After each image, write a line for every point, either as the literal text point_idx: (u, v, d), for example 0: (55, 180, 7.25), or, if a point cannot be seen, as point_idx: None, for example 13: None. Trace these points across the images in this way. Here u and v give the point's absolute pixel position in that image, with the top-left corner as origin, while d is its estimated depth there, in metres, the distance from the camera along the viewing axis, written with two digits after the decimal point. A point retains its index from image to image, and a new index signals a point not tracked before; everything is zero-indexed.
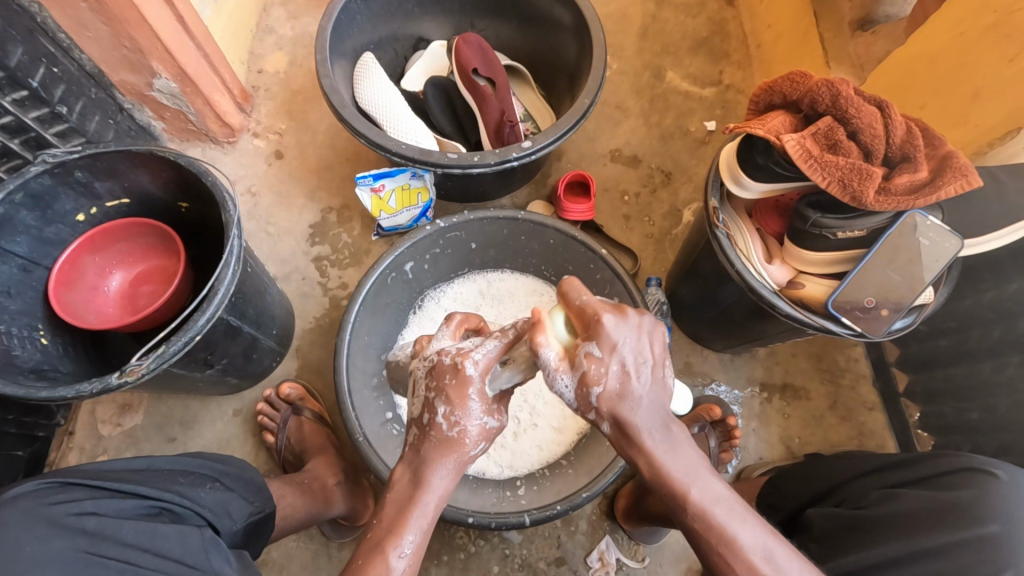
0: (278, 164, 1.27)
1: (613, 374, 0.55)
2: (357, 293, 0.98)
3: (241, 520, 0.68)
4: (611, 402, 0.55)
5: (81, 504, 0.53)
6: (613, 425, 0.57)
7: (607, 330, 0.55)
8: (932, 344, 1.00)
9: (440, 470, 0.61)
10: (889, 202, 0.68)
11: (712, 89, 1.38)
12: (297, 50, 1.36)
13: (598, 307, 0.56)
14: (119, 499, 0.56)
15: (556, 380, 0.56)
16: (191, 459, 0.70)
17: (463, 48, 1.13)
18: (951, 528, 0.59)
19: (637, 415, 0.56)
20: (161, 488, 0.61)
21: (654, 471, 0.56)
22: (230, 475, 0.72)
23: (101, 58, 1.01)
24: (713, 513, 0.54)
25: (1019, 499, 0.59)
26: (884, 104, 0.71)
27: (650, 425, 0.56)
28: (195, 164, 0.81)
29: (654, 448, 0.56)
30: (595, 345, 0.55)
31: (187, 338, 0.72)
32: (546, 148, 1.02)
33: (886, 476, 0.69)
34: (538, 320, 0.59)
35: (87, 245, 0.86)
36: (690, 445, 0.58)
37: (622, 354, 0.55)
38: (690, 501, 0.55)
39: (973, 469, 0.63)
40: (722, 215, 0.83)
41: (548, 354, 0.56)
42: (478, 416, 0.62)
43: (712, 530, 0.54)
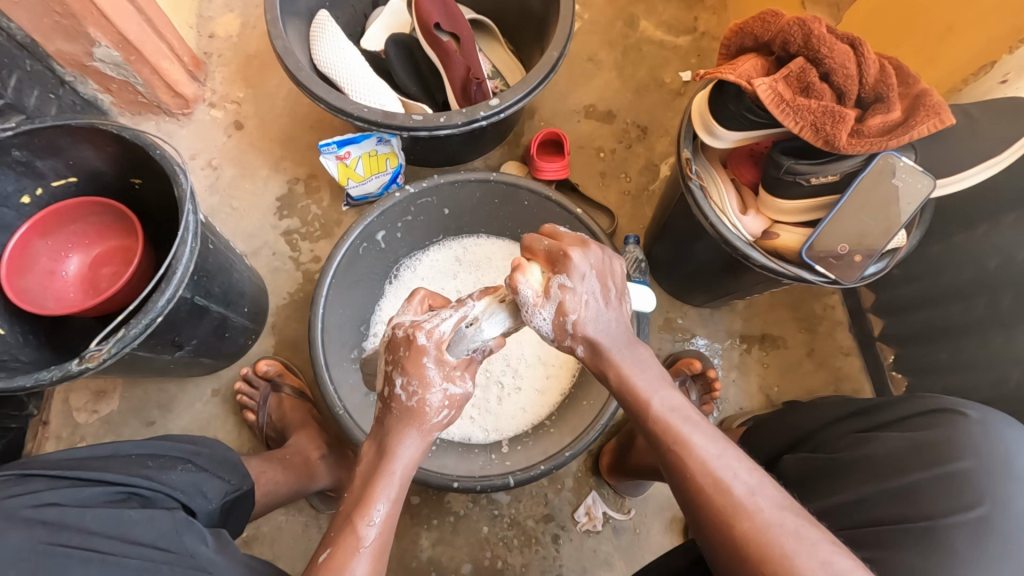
0: (238, 135, 1.21)
1: (585, 301, 0.59)
2: (328, 265, 0.95)
3: (217, 499, 0.68)
4: (585, 328, 0.59)
5: (39, 495, 0.52)
6: (587, 349, 0.61)
7: (575, 262, 0.59)
8: (907, 287, 1.00)
9: (408, 432, 0.61)
10: (861, 145, 0.67)
11: (687, 37, 1.33)
12: (249, 11, 1.28)
13: (563, 245, 0.61)
14: (80, 487, 0.55)
15: (533, 315, 0.59)
16: (161, 442, 0.69)
17: (423, 1, 1.07)
18: (924, 467, 0.60)
19: (605, 334, 0.60)
20: (126, 474, 0.59)
21: (622, 384, 0.60)
22: (203, 456, 0.71)
23: (31, 25, 0.94)
24: (669, 415, 0.56)
25: (989, 436, 0.61)
26: (857, 42, 0.68)
27: (618, 339, 0.61)
28: (140, 136, 0.76)
29: (622, 363, 0.60)
30: (566, 276, 0.59)
31: (148, 320, 0.70)
32: (515, 105, 0.99)
33: (858, 422, 0.70)
34: (517, 266, 0.61)
35: (37, 228, 0.82)
36: (653, 362, 0.61)
37: (590, 283, 0.60)
38: (649, 407, 0.57)
39: (942, 410, 0.65)
40: (696, 167, 0.81)
41: (527, 291, 0.59)
42: (436, 386, 0.62)
43: (670, 431, 0.55)
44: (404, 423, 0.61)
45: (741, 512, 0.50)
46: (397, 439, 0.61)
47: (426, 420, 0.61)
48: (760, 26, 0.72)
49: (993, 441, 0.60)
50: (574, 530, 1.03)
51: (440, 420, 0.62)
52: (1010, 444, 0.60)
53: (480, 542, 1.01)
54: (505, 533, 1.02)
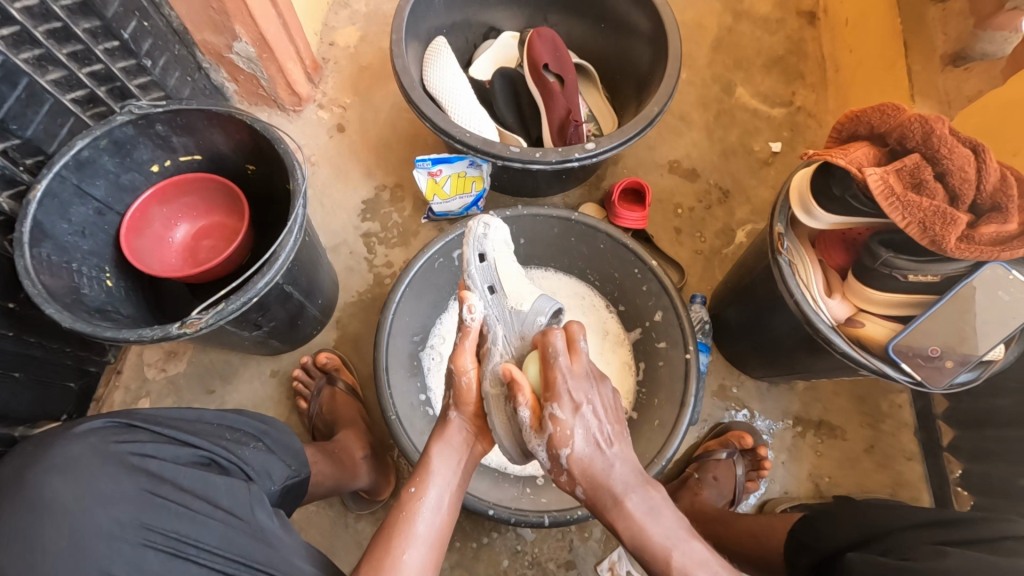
0: (340, 137, 1.29)
1: (577, 426, 0.66)
2: (405, 274, 1.00)
3: (280, 481, 0.70)
4: (582, 463, 0.66)
5: (142, 446, 0.57)
6: (585, 488, 0.66)
7: (566, 389, 0.66)
8: (989, 401, 0.96)
9: (443, 436, 0.73)
10: (970, 251, 0.65)
11: (782, 110, 1.34)
12: (370, 27, 1.38)
13: (560, 359, 0.68)
14: (174, 446, 0.59)
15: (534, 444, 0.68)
16: (239, 416, 0.72)
17: (536, 42, 1.12)
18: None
19: (610, 471, 0.65)
20: (211, 441, 0.63)
21: (635, 538, 0.62)
22: (273, 436, 0.74)
23: (188, 16, 1.04)
24: (691, 571, 0.59)
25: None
26: (980, 148, 0.67)
27: (628, 485, 0.64)
28: (269, 130, 0.83)
29: (634, 511, 0.63)
30: (557, 407, 0.66)
31: (245, 299, 0.74)
32: (609, 152, 1.01)
33: (939, 534, 0.65)
34: (509, 377, 0.68)
35: (158, 195, 0.89)
36: (667, 507, 0.64)
37: (584, 410, 0.66)
38: (670, 560, 0.60)
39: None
40: (787, 242, 0.81)
41: (524, 414, 0.68)
42: (467, 359, 0.74)
43: (659, 559, 0.61)
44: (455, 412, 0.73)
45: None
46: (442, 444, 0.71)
47: (457, 405, 0.74)
48: (878, 117, 0.72)
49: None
50: None
51: (474, 399, 0.74)
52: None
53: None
54: (524, 571, 1.00)
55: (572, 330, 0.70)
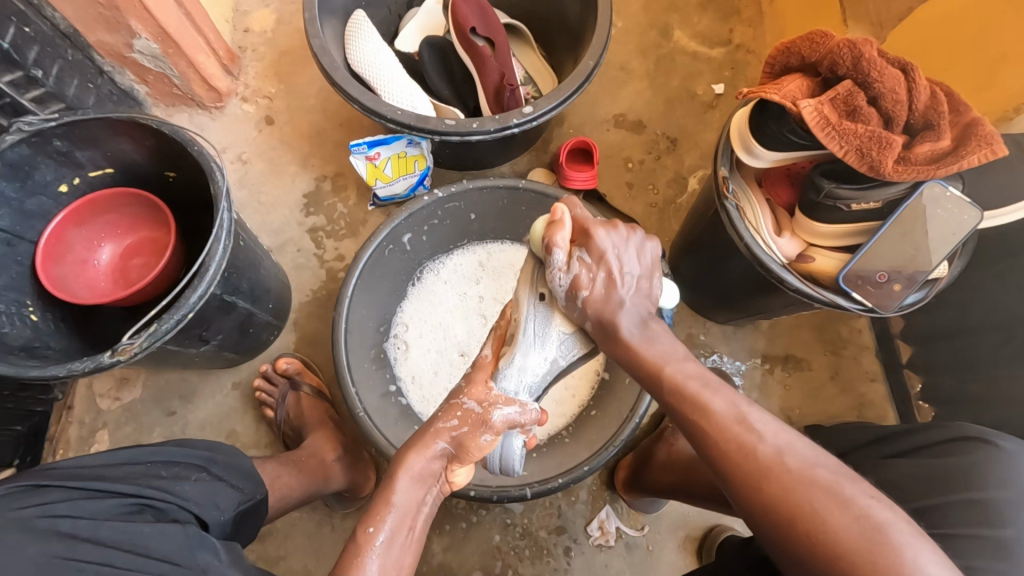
0: (269, 130, 1.22)
1: (599, 285, 0.65)
2: (354, 266, 0.96)
3: (230, 509, 0.69)
4: (596, 305, 0.65)
5: (55, 507, 0.53)
6: (594, 325, 0.66)
7: (598, 240, 0.65)
8: (940, 315, 0.99)
9: (420, 461, 0.59)
10: (908, 172, 0.65)
11: (721, 49, 1.32)
12: (284, 7, 1.29)
13: (592, 221, 0.67)
14: (95, 500, 0.56)
15: (553, 276, 0.65)
16: (176, 449, 0.69)
17: (460, 4, 1.06)
18: (941, 494, 0.59)
19: (621, 310, 0.65)
20: (138, 486, 0.61)
21: (634, 359, 0.64)
22: (218, 463, 0.72)
23: (76, 16, 0.95)
24: (701, 391, 0.58)
25: (1018, 466, 0.58)
26: (908, 67, 0.67)
27: (633, 315, 0.66)
28: (179, 132, 0.77)
29: (633, 340, 0.65)
30: (586, 251, 0.65)
31: (180, 316, 0.70)
32: (548, 113, 0.98)
33: (884, 446, 0.68)
34: (555, 218, 0.66)
35: (72, 217, 0.83)
36: (666, 335, 0.66)
37: (610, 260, 0.65)
38: (670, 378, 0.60)
39: (971, 437, 0.62)
40: (732, 186, 0.80)
41: (557, 255, 0.64)
42: (489, 433, 0.61)
43: (689, 401, 0.58)
44: (426, 438, 0.60)
45: (773, 473, 0.50)
46: (414, 461, 0.59)
47: (451, 457, 0.61)
48: (807, 46, 0.71)
49: (1019, 469, 0.58)
50: (586, 543, 1.02)
51: (474, 459, 0.62)
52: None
53: (491, 550, 1.01)
54: (517, 543, 1.01)
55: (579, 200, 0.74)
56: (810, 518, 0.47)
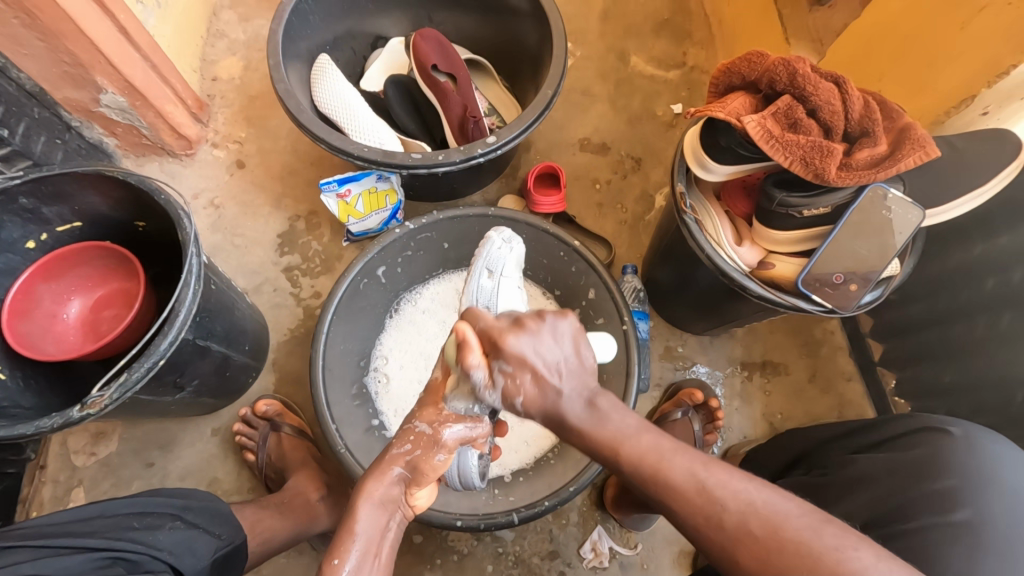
0: (241, 174, 1.23)
1: (535, 381, 0.56)
2: (329, 302, 0.96)
3: (208, 557, 0.67)
4: (535, 405, 0.56)
5: (19, 568, 0.53)
6: (546, 417, 0.57)
7: (512, 347, 0.55)
8: (905, 310, 1.02)
9: (378, 485, 0.57)
10: (850, 178, 0.68)
11: (677, 71, 1.38)
12: (251, 54, 1.32)
13: (500, 330, 0.57)
14: (64, 556, 0.55)
15: (483, 394, 0.57)
16: (151, 499, 0.69)
17: (420, 43, 1.10)
18: (908, 485, 0.62)
19: (560, 403, 0.56)
20: (110, 539, 0.60)
21: (588, 446, 0.56)
22: (194, 509, 0.71)
23: (41, 75, 0.97)
24: (652, 457, 0.53)
25: (973, 452, 0.62)
26: (840, 80, 0.71)
27: (572, 398, 0.56)
28: (146, 182, 0.78)
29: (582, 425, 0.56)
30: (504, 362, 0.55)
31: (151, 363, 0.70)
32: (511, 142, 1.01)
33: (851, 443, 0.71)
34: (461, 341, 0.57)
35: (42, 272, 0.83)
36: (609, 400, 0.57)
37: (533, 363, 0.55)
38: (626, 452, 0.54)
39: (928, 429, 0.66)
40: (690, 200, 0.83)
41: (476, 374, 0.56)
42: (443, 453, 0.60)
43: (647, 472, 0.53)
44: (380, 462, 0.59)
45: (745, 544, 0.47)
46: (373, 484, 0.57)
47: (409, 481, 0.59)
48: (746, 65, 0.75)
49: (976, 457, 0.61)
50: (581, 566, 1.01)
51: (433, 479, 0.61)
52: (992, 459, 0.61)
53: None
54: (510, 571, 1.00)
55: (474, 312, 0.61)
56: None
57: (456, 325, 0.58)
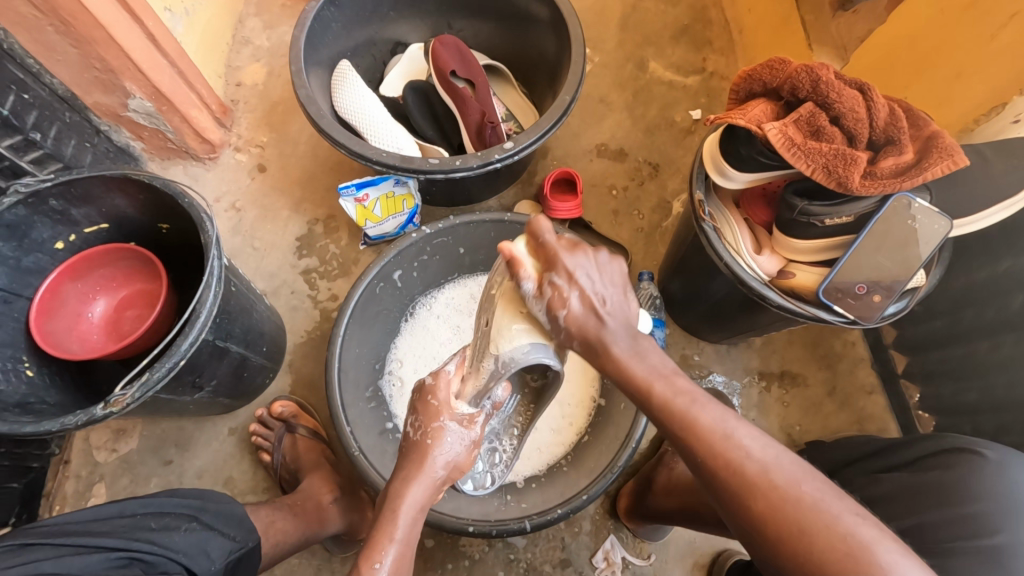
0: (261, 177, 1.25)
1: (589, 301, 0.60)
2: (346, 306, 0.97)
3: (221, 559, 0.68)
4: (577, 323, 0.60)
5: (41, 565, 0.55)
6: (580, 343, 0.62)
7: (568, 263, 0.60)
8: (930, 323, 0.99)
9: (423, 478, 0.66)
10: (874, 187, 0.67)
11: (696, 78, 1.37)
12: (274, 61, 1.35)
13: (557, 247, 0.61)
14: (82, 555, 0.57)
15: (533, 305, 0.62)
16: (168, 500, 0.69)
17: (439, 50, 1.12)
18: (934, 508, 0.62)
19: (603, 329, 0.60)
20: (128, 538, 0.61)
21: (621, 375, 0.59)
22: (210, 510, 0.71)
23: (73, 80, 1.00)
24: (679, 404, 0.56)
25: (1003, 479, 0.60)
26: (865, 87, 0.70)
27: (618, 334, 0.60)
28: (170, 186, 0.79)
29: (621, 354, 0.59)
30: (556, 275, 0.60)
31: (172, 363, 0.71)
32: (528, 148, 1.01)
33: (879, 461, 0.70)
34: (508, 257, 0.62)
35: (68, 272, 0.85)
36: (655, 351, 0.61)
37: (582, 284, 0.60)
38: (656, 395, 0.57)
39: (959, 450, 0.64)
40: (709, 208, 0.82)
41: (526, 287, 0.61)
42: (469, 450, 0.69)
43: (676, 416, 0.55)
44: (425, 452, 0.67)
45: (760, 491, 0.50)
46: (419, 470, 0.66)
47: (445, 479, 0.68)
48: (768, 72, 0.74)
49: (1006, 483, 0.60)
50: None
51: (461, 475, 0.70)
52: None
53: None
54: None
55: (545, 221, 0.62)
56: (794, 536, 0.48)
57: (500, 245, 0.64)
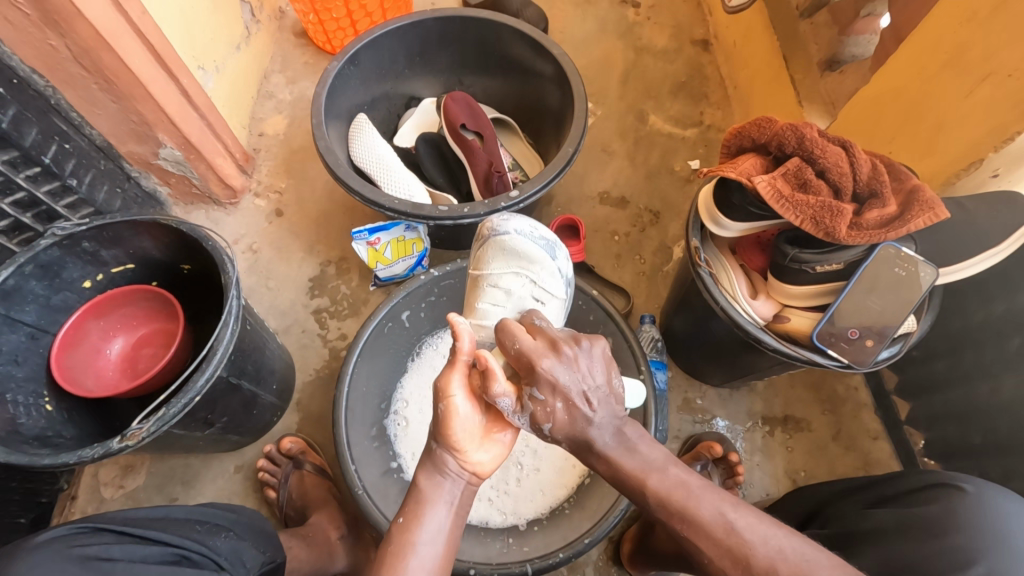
0: (278, 221, 1.31)
1: (573, 397, 0.57)
2: (355, 345, 1.01)
3: (254, 569, 0.69)
4: (566, 431, 0.58)
5: (107, 549, 0.56)
6: (569, 444, 0.59)
7: (547, 372, 0.57)
8: (929, 368, 1.01)
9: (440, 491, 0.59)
10: (861, 237, 0.70)
11: (694, 130, 1.44)
12: (296, 113, 1.44)
13: (534, 353, 0.58)
14: (142, 545, 0.59)
15: (512, 419, 0.59)
16: (206, 509, 0.71)
17: (450, 105, 1.19)
18: (921, 540, 0.62)
19: (591, 429, 0.57)
20: (178, 536, 0.63)
21: (614, 474, 0.58)
22: (242, 523, 0.73)
23: (111, 131, 1.08)
24: (670, 494, 0.55)
25: (987, 510, 0.62)
26: (847, 144, 0.74)
27: (606, 427, 0.58)
28: (196, 229, 0.84)
29: (610, 452, 0.58)
30: (537, 389, 0.57)
31: (187, 399, 0.74)
32: (533, 196, 1.06)
33: (872, 496, 0.71)
34: (486, 369, 0.58)
35: (93, 310, 0.89)
36: (643, 438, 0.59)
37: (567, 388, 0.57)
38: (648, 489, 0.56)
39: (943, 484, 0.66)
40: (705, 254, 0.86)
41: (503, 402, 0.58)
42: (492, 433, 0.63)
43: (675, 516, 0.55)
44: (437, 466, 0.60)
45: None
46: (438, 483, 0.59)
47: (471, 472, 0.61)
48: (756, 130, 0.79)
49: (989, 511, 0.62)
50: None
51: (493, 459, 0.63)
52: (1006, 515, 0.61)
53: None
54: None
55: (516, 324, 0.62)
56: None
57: (477, 352, 0.59)
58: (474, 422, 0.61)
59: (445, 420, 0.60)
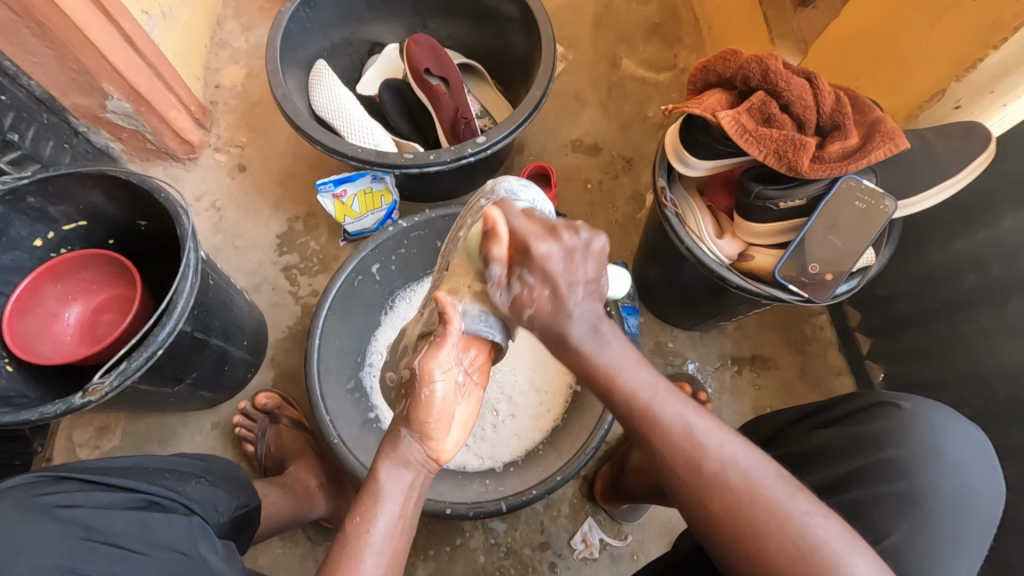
0: (241, 176, 1.27)
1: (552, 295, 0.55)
2: (324, 299, 0.99)
3: (228, 513, 0.71)
4: (543, 319, 0.56)
5: (68, 497, 0.55)
6: None
7: (539, 259, 0.54)
8: (889, 305, 1.04)
9: (391, 483, 0.58)
10: (822, 170, 0.71)
11: (668, 74, 1.41)
12: (253, 62, 1.37)
13: (530, 236, 0.55)
14: (107, 492, 0.58)
15: (494, 291, 0.58)
16: (176, 459, 0.73)
17: (414, 48, 1.14)
18: (857, 456, 0.66)
19: (568, 320, 0.55)
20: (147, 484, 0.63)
21: (593, 374, 0.56)
22: (213, 472, 0.74)
23: (50, 82, 1.02)
24: (652, 404, 0.53)
25: (918, 424, 0.65)
26: (812, 76, 0.74)
27: (576, 316, 0.55)
28: (146, 181, 0.81)
29: (585, 345, 0.56)
30: (528, 271, 0.55)
31: (149, 353, 0.73)
32: (500, 142, 1.03)
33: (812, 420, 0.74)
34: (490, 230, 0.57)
35: (48, 273, 0.86)
36: (619, 338, 0.58)
37: (556, 279, 0.54)
38: (625, 392, 0.54)
39: (881, 403, 0.69)
40: (672, 195, 0.85)
41: (493, 270, 0.57)
42: (452, 425, 0.60)
43: (644, 417, 0.53)
44: (397, 454, 0.59)
45: (741, 504, 0.48)
46: (392, 466, 0.58)
47: (430, 460, 0.60)
48: (721, 64, 0.77)
49: (922, 429, 0.65)
50: (571, 558, 1.02)
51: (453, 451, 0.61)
52: (936, 429, 0.65)
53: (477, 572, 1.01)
54: (502, 562, 1.02)
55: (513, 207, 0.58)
56: (779, 546, 0.47)
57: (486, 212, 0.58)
58: (447, 413, 0.59)
59: (417, 403, 0.58)
